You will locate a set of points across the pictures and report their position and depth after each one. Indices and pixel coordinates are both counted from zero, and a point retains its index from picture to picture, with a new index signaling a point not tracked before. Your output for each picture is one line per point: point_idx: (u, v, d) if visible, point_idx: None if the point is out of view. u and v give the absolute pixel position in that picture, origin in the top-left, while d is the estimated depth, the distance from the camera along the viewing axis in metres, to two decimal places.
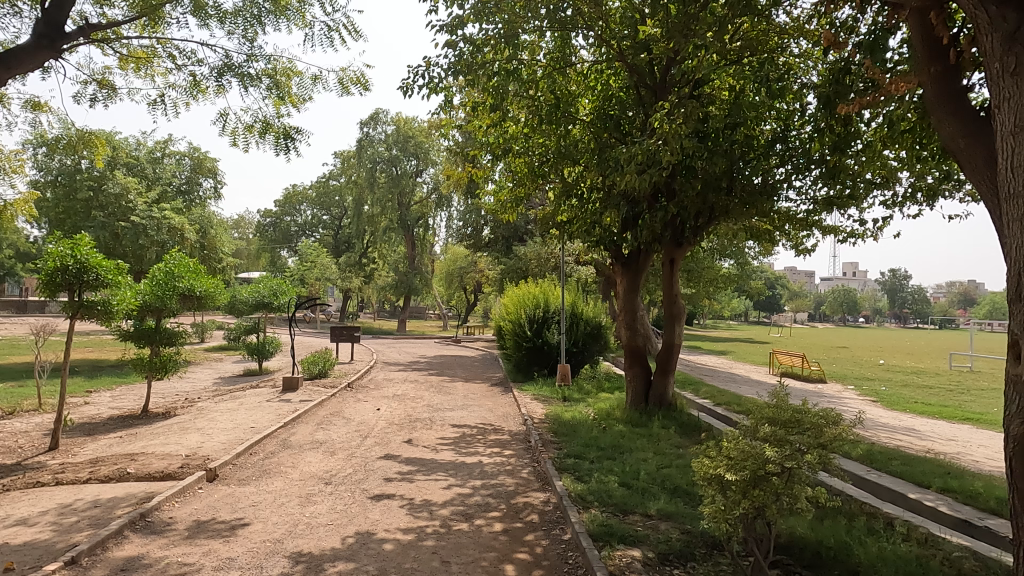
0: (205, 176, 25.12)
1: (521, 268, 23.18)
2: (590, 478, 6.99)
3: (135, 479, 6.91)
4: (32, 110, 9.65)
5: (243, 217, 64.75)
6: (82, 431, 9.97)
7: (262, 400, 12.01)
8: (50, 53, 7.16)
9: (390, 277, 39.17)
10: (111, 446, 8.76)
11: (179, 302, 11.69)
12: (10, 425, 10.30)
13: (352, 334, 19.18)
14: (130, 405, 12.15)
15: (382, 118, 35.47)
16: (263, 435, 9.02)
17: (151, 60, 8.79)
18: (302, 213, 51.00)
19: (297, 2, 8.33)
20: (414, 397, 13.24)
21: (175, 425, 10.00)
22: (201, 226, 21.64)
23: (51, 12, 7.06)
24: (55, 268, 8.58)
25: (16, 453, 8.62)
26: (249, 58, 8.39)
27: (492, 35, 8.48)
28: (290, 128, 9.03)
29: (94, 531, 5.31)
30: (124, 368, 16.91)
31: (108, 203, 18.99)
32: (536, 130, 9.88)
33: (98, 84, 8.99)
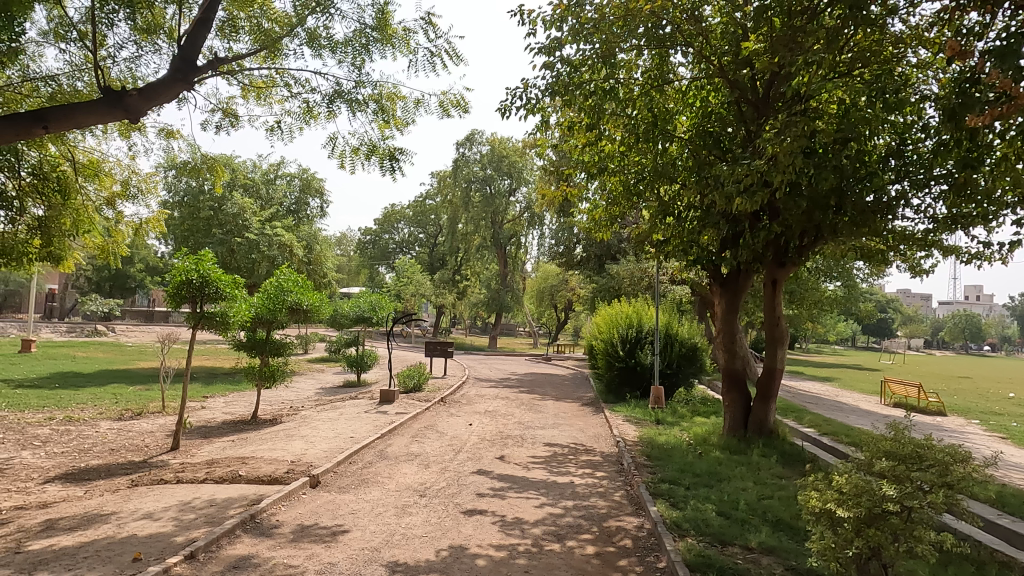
0: (313, 196, 26.58)
1: (614, 287, 22.94)
2: (686, 505, 6.76)
3: (245, 482, 7.34)
4: (166, 138, 10.60)
5: (345, 236, 67.74)
6: (200, 434, 10.70)
7: (361, 411, 12.46)
8: (185, 86, 7.87)
9: (482, 294, 39.72)
10: (224, 449, 9.37)
11: (287, 315, 12.38)
12: (138, 425, 11.24)
13: (446, 350, 19.55)
14: (242, 411, 12.94)
15: (478, 139, 36.34)
16: (361, 445, 9.35)
17: (270, 89, 9.44)
18: (400, 231, 52.77)
19: (402, 30, 8.71)
20: (505, 414, 13.33)
21: (282, 431, 10.55)
22: (308, 243, 22.84)
23: (186, 48, 7.75)
24: (180, 282, 9.34)
25: (143, 452, 9.38)
26: (358, 85, 8.85)
27: (589, 56, 8.57)
28: (394, 150, 9.43)
29: (210, 528, 5.67)
30: (237, 376, 18.04)
31: (226, 221, 20.48)
32: (632, 148, 9.78)
33: (224, 113, 9.77)
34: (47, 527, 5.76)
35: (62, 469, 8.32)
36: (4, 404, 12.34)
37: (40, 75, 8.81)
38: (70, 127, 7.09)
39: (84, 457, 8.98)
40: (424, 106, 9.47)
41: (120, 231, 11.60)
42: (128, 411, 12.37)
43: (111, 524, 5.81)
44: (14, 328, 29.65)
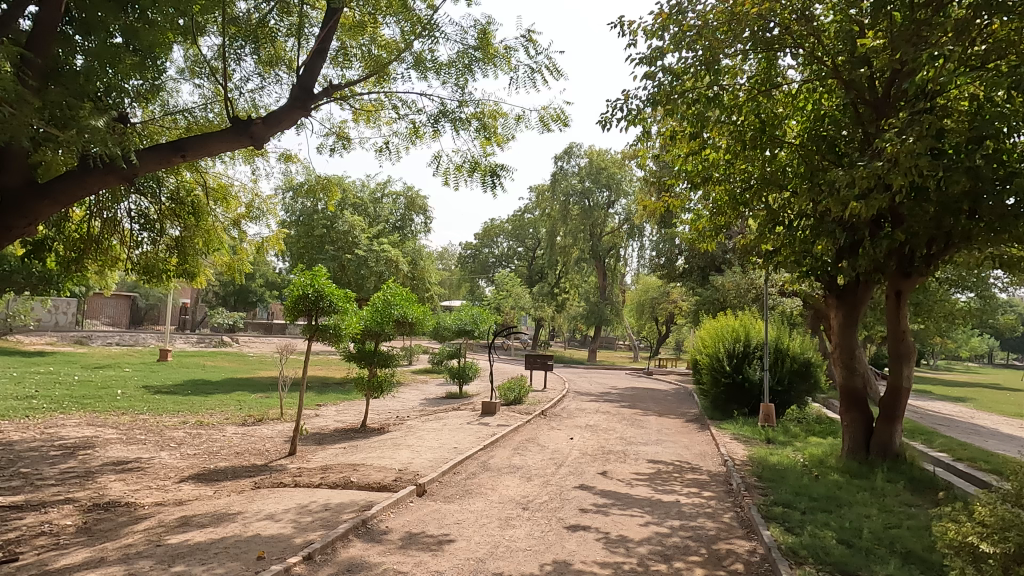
0: (416, 213, 27.59)
1: (718, 299, 22.17)
2: (802, 531, 6.39)
3: (357, 488, 7.65)
4: (285, 161, 11.34)
5: (447, 251, 69.76)
6: (314, 441, 11.29)
7: (464, 422, 12.69)
8: (303, 112, 8.44)
9: (581, 306, 39.53)
10: (337, 456, 9.82)
11: (394, 327, 12.85)
12: (260, 431, 12.02)
13: (546, 363, 19.57)
14: (352, 420, 13.53)
15: (576, 152, 36.42)
16: (465, 456, 9.51)
17: (378, 112, 9.89)
18: (499, 245, 53.62)
19: (503, 48, 8.90)
20: (606, 428, 13.16)
21: (389, 440, 10.93)
22: (413, 258, 23.66)
23: (304, 77, 8.30)
24: (299, 296, 9.95)
25: (264, 456, 10.00)
26: (461, 103, 9.10)
27: (692, 63, 8.39)
28: (496, 166, 9.61)
29: (325, 532, 5.94)
30: (347, 386, 18.90)
31: (338, 238, 21.62)
32: (738, 156, 9.43)
33: (337, 136, 10.35)
34: (182, 523, 6.25)
35: (194, 469, 9.02)
36: (146, 408, 13.56)
37: (178, 109, 9.70)
38: (204, 154, 7.79)
39: (213, 459, 9.70)
40: (525, 122, 9.60)
41: (245, 249, 12.52)
42: (251, 417, 13.26)
43: (237, 523, 6.23)
44: (153, 339, 32.56)
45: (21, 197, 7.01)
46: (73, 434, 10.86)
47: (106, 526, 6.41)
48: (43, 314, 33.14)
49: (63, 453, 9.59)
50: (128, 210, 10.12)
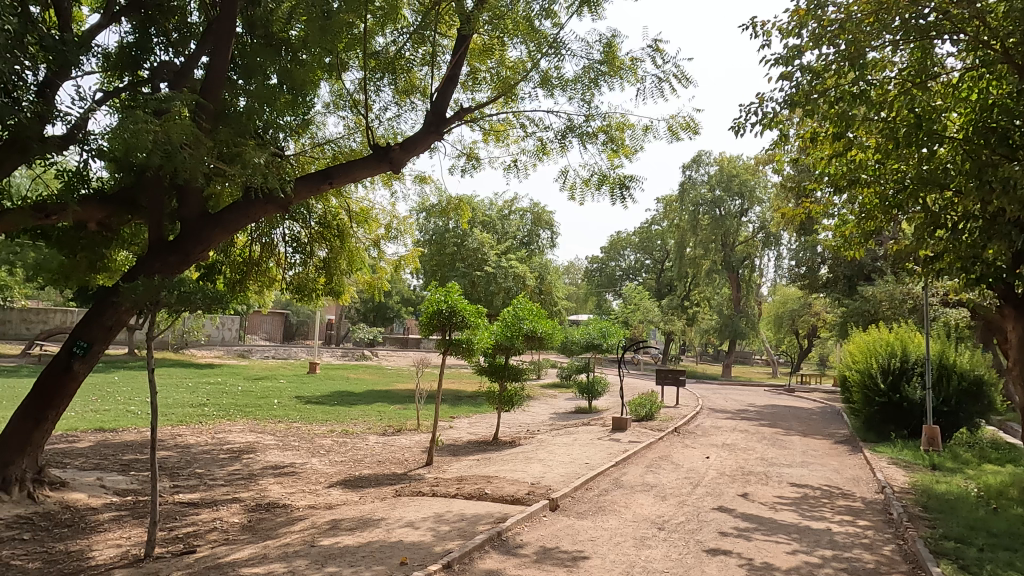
0: (543, 228, 27.95)
1: (869, 310, 20.46)
2: (980, 571, 5.69)
3: (491, 500, 7.80)
4: (420, 183, 11.91)
5: (573, 264, 70.00)
6: (449, 452, 11.67)
7: (594, 438, 12.57)
8: (437, 136, 8.83)
9: (714, 319, 38.04)
10: (471, 467, 10.08)
11: (524, 342, 13.01)
12: (399, 441, 12.62)
13: (678, 378, 18.97)
14: (484, 432, 13.84)
15: (705, 160, 35.31)
16: (596, 471, 9.41)
17: (507, 131, 10.13)
18: (627, 258, 52.88)
19: (629, 60, 8.84)
20: (746, 448, 12.50)
21: (521, 454, 11.07)
22: (540, 273, 23.94)
23: (438, 102, 8.69)
24: (433, 311, 10.37)
25: (403, 465, 10.49)
26: (588, 118, 9.12)
27: (835, 59, 7.87)
28: (625, 178, 9.52)
29: (463, 541, 6.10)
30: (479, 399, 19.39)
31: (468, 256, 22.32)
32: (889, 155, 8.69)
33: (467, 157, 10.71)
34: (333, 526, 6.68)
35: (341, 475, 9.61)
36: (299, 417, 14.69)
37: (325, 140, 10.50)
38: (349, 180, 8.41)
39: (358, 466, 10.29)
40: (653, 132, 9.46)
41: (384, 268, 13.26)
42: (391, 428, 13.96)
43: (381, 529, 6.55)
44: (303, 352, 35.27)
45: (199, 227, 7.91)
46: (238, 439, 11.97)
47: (266, 525, 6.99)
48: (213, 331, 36.99)
49: (230, 457, 10.59)
50: (283, 235, 11.09)
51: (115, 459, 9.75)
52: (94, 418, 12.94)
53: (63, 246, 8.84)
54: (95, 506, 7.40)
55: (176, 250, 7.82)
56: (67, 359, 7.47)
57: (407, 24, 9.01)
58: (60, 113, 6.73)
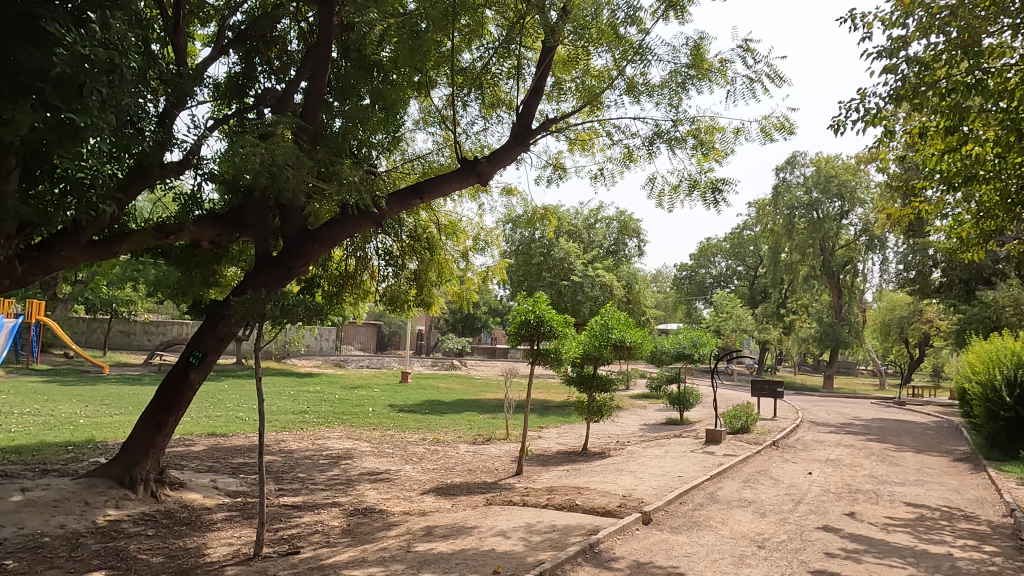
0: (630, 237, 27.63)
1: (990, 317, 18.85)
2: None
3: (582, 511, 7.74)
4: (506, 195, 12.05)
5: (661, 273, 68.71)
6: (539, 461, 11.68)
7: (687, 450, 12.23)
8: (523, 148, 8.92)
9: (814, 327, 36.22)
10: (561, 478, 10.04)
11: (613, 352, 12.86)
12: (489, 450, 12.75)
13: (776, 390, 18.16)
14: (573, 443, 13.76)
15: (800, 161, 33.83)
16: (690, 485, 9.14)
17: (592, 140, 10.10)
18: (717, 265, 51.29)
19: (718, 62, 8.62)
20: (852, 464, 11.78)
21: (612, 465, 10.91)
22: (628, 282, 23.64)
23: (523, 114, 8.78)
24: (521, 321, 10.43)
25: (494, 474, 10.58)
26: (676, 123, 8.95)
27: (945, 48, 7.36)
28: (716, 182, 9.25)
29: (554, 552, 6.08)
30: (568, 409, 19.31)
31: (554, 265, 22.36)
32: (1011, 148, 8.00)
33: (553, 167, 10.74)
34: (427, 532, 6.82)
35: (434, 483, 9.81)
36: (393, 425, 15.14)
37: (415, 156, 10.82)
38: (438, 194, 8.64)
39: (450, 474, 10.48)
40: (745, 134, 9.15)
41: (472, 279, 13.48)
42: (481, 437, 14.13)
43: (474, 537, 6.63)
44: (395, 362, 36.37)
45: (300, 242, 8.36)
46: (336, 446, 12.47)
47: (364, 529, 7.23)
48: (312, 341, 38.82)
49: (329, 462, 11.05)
50: (376, 248, 11.51)
51: (226, 462, 10.39)
52: (207, 423, 13.85)
53: (180, 263, 9.56)
54: (209, 506, 7.91)
55: (279, 265, 8.31)
56: (184, 367, 8.04)
57: (493, 39, 9.16)
58: (177, 141, 7.30)
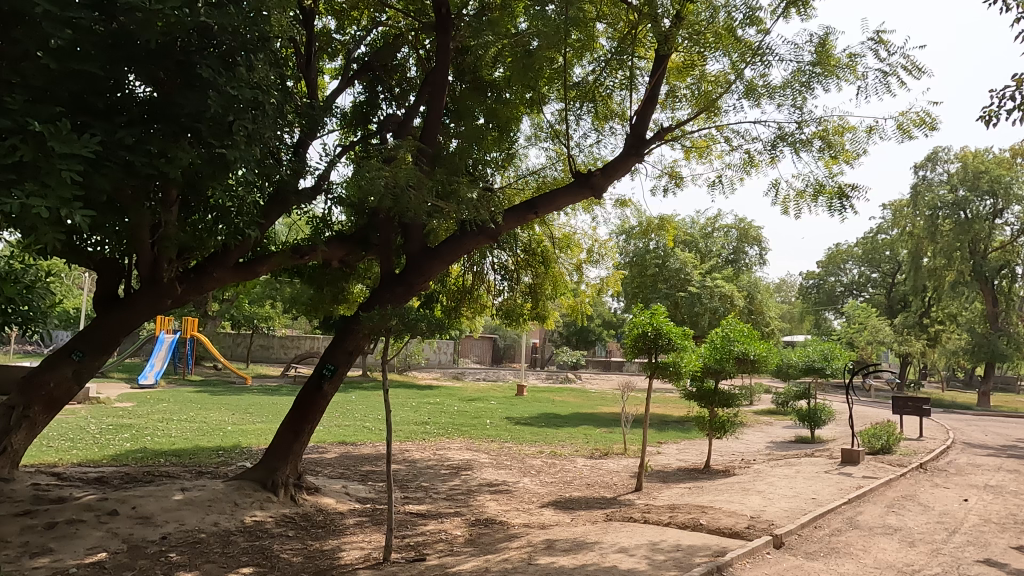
0: (750, 244, 26.50)
1: None
2: None
3: (707, 531, 7.44)
4: (620, 206, 11.94)
5: (786, 282, 65.24)
6: (659, 478, 11.38)
7: (821, 471, 11.45)
8: (638, 158, 8.82)
9: (964, 338, 32.91)
10: (683, 496, 9.72)
11: (735, 365, 12.32)
12: (607, 464, 12.59)
13: (921, 407, 16.64)
14: (694, 459, 13.30)
15: (942, 157, 31.01)
16: (826, 508, 8.56)
17: (710, 146, 9.81)
18: (849, 272, 47.93)
19: (847, 57, 8.11)
20: (1017, 491, 10.54)
21: (737, 484, 10.43)
22: (749, 292, 22.64)
23: (637, 124, 8.69)
24: (638, 334, 10.26)
25: (613, 489, 10.42)
26: (801, 125, 8.52)
27: None
28: (846, 186, 8.69)
29: (680, 573, 5.88)
30: (687, 424, 18.70)
31: (670, 276, 21.82)
32: None
33: (669, 177, 10.52)
34: (548, 546, 6.83)
35: (552, 496, 9.83)
36: (510, 437, 15.33)
37: (529, 172, 10.97)
38: (553, 208, 8.74)
39: (568, 488, 10.45)
40: (879, 132, 8.54)
41: (587, 291, 13.42)
42: (598, 451, 13.99)
43: (595, 552, 6.56)
44: (511, 375, 36.87)
45: (421, 259, 8.71)
46: (457, 456, 12.81)
47: (486, 540, 7.36)
48: (431, 354, 40.22)
49: (451, 473, 11.36)
50: (492, 263, 11.75)
51: (356, 470, 10.96)
52: (338, 432, 14.68)
53: (313, 282, 10.25)
54: (342, 511, 8.37)
55: (402, 282, 8.69)
56: (318, 379, 8.58)
57: (605, 52, 9.16)
58: (310, 168, 7.86)
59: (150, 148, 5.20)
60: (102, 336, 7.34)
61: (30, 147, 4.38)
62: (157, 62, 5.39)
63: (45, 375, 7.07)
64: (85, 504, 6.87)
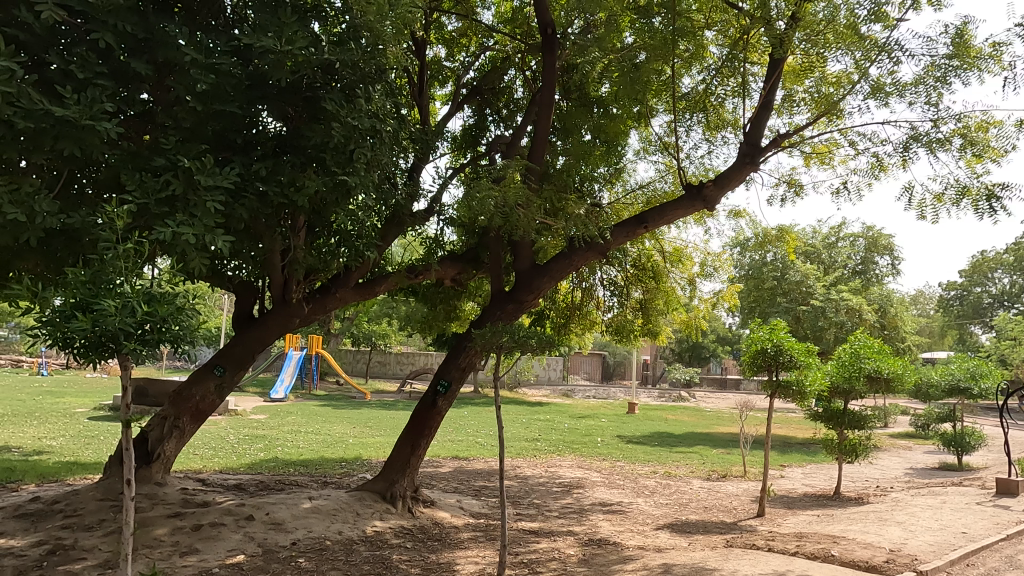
0: (880, 253, 24.69)
1: None
2: None
3: (839, 563, 6.92)
4: (734, 218, 11.51)
5: (923, 294, 60.09)
6: (783, 503, 10.75)
7: (971, 502, 10.35)
8: (753, 167, 8.46)
9: None
10: (810, 524, 9.11)
11: (866, 384, 11.44)
12: (725, 487, 12.05)
13: None
14: (822, 485, 12.44)
15: None
16: (980, 544, 7.72)
17: (832, 151, 9.26)
18: (998, 282, 43.40)
19: (990, 47, 7.41)
20: None
21: (873, 513, 9.63)
22: (880, 305, 21.03)
23: (751, 132, 8.36)
24: (756, 351, 9.77)
25: (733, 513, 9.96)
26: (936, 123, 7.86)
27: None
28: (993, 187, 7.90)
29: None
30: (813, 446, 17.56)
31: (791, 289, 20.71)
32: None
33: (787, 185, 10.02)
34: (665, 570, 6.60)
35: (668, 518, 9.51)
36: (622, 456, 15.04)
37: (638, 186, 10.82)
38: (663, 221, 8.57)
39: (684, 511, 10.08)
40: None
41: (701, 306, 12.97)
42: (716, 473, 13.42)
43: None
44: (621, 392, 36.24)
45: (530, 276, 8.79)
46: (568, 474, 12.72)
47: (599, 561, 7.23)
48: (541, 371, 40.38)
49: (563, 490, 11.29)
50: (601, 279, 11.67)
51: (469, 484, 11.14)
52: (451, 447, 15.04)
53: (427, 300, 10.63)
54: (457, 525, 8.53)
55: (512, 299, 8.79)
56: (433, 395, 8.84)
57: (715, 60, 8.90)
58: (423, 191, 8.17)
59: (281, 178, 5.62)
60: (240, 353, 7.96)
61: (181, 182, 4.89)
62: (287, 99, 5.86)
63: (191, 389, 7.76)
64: (225, 509, 7.43)
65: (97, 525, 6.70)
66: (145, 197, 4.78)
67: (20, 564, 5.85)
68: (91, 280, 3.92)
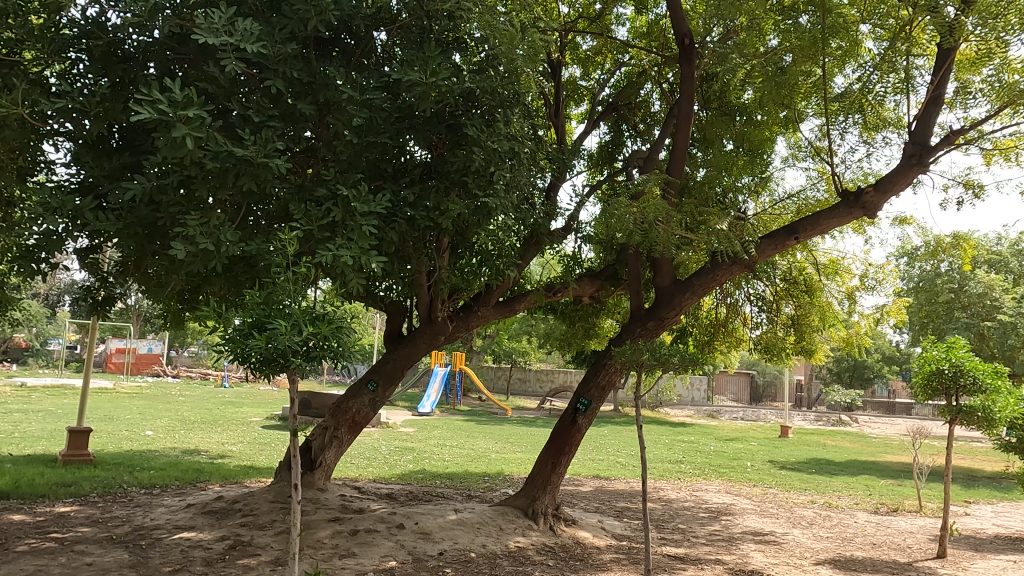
0: None
1: None
2: None
3: None
4: (899, 225, 10.50)
5: None
6: (968, 545, 9.53)
7: None
8: (921, 169, 7.67)
9: None
10: (1003, 570, 8.00)
11: None
12: (896, 522, 10.90)
13: None
14: (1018, 526, 10.87)
15: None
16: None
17: (1020, 147, 8.18)
18: None
19: None
20: None
21: None
22: None
23: (917, 131, 7.63)
24: (931, 371, 8.77)
25: (907, 552, 8.97)
26: None
27: None
28: None
29: None
30: (1005, 482, 15.43)
31: (971, 302, 18.45)
32: None
33: (964, 186, 8.97)
34: None
35: (829, 553, 8.75)
36: (775, 483, 14.10)
37: (787, 195, 10.22)
38: (817, 232, 8.00)
39: (848, 546, 9.22)
40: None
41: (862, 323, 11.90)
42: (885, 506, 12.18)
43: None
44: (773, 414, 33.96)
45: (671, 293, 8.54)
46: (716, 499, 12.13)
47: None
48: (683, 390, 38.99)
49: (710, 516, 10.77)
50: (747, 294, 11.10)
51: (611, 505, 10.95)
52: (592, 466, 14.89)
53: (566, 318, 10.66)
54: (600, 545, 8.40)
55: (652, 316, 8.59)
56: (572, 414, 8.86)
57: (872, 56, 8.23)
58: (561, 210, 8.25)
59: (427, 203, 5.93)
60: (391, 368, 8.44)
61: (340, 209, 5.33)
62: (432, 128, 6.19)
63: (349, 401, 8.35)
64: (379, 516, 7.86)
65: (270, 525, 7.35)
66: (310, 224, 5.23)
67: (207, 555, 6.56)
68: (265, 301, 4.39)
